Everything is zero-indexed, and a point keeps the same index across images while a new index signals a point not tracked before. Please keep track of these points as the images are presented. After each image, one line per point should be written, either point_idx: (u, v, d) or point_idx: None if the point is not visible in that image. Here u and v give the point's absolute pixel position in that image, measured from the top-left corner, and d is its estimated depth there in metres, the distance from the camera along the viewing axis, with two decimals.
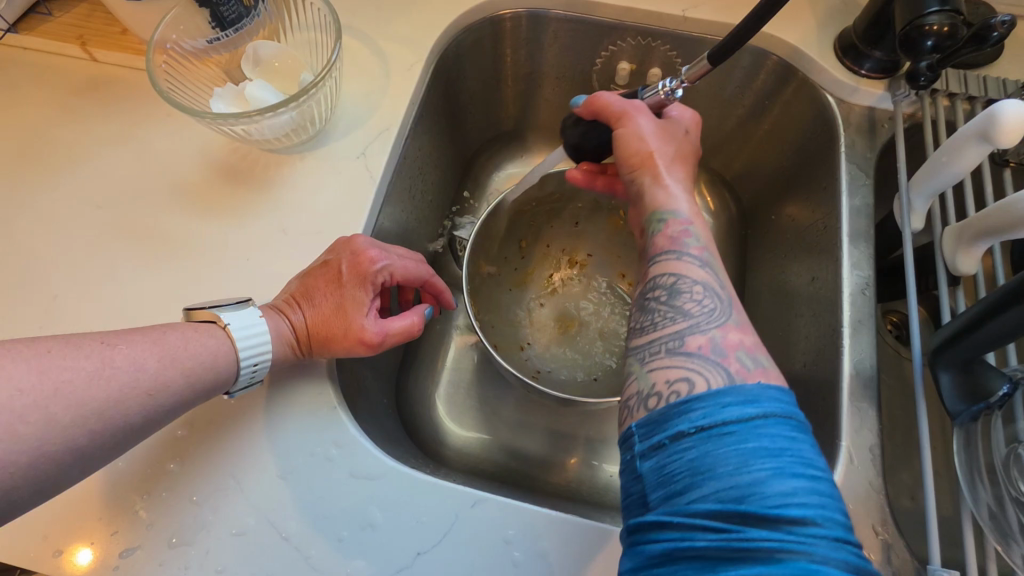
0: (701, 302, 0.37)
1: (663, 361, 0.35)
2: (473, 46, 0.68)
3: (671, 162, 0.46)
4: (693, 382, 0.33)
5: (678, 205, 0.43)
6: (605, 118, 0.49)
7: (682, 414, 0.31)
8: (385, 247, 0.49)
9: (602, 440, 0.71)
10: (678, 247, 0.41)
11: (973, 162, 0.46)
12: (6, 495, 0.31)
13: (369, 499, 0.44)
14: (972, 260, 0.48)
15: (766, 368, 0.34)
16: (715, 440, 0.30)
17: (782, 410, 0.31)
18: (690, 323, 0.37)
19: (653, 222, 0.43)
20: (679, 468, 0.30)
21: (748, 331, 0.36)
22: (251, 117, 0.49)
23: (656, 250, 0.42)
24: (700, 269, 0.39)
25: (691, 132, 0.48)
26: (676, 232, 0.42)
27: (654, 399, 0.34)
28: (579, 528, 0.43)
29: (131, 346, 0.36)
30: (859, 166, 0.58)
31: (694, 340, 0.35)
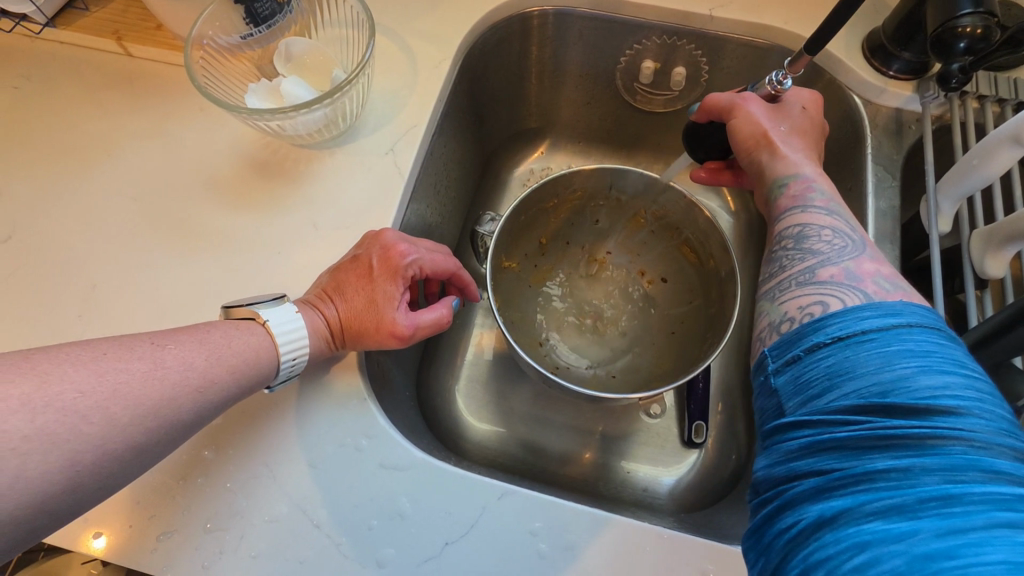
0: (830, 242, 0.43)
1: (795, 292, 0.42)
2: (500, 43, 0.68)
3: (787, 137, 0.51)
4: (826, 303, 0.39)
5: (801, 167, 0.49)
6: (716, 113, 0.54)
7: (816, 330, 0.37)
8: (413, 241, 0.50)
9: (620, 437, 0.71)
10: (802, 203, 0.47)
11: (1004, 166, 0.46)
12: (74, 495, 0.31)
13: (399, 489, 0.45)
14: (1001, 264, 0.48)
15: (902, 289, 0.39)
16: (854, 348, 0.34)
17: (925, 321, 0.34)
18: (819, 259, 0.43)
19: (775, 187, 0.49)
20: (816, 375, 0.34)
21: (881, 262, 0.41)
22: (286, 113, 0.50)
23: (781, 208, 0.48)
24: (827, 217, 0.45)
25: (808, 109, 0.52)
26: (799, 190, 0.48)
27: (789, 322, 0.40)
28: (604, 522, 0.44)
29: (178, 346, 0.37)
30: (885, 168, 0.58)
31: (826, 271, 0.41)
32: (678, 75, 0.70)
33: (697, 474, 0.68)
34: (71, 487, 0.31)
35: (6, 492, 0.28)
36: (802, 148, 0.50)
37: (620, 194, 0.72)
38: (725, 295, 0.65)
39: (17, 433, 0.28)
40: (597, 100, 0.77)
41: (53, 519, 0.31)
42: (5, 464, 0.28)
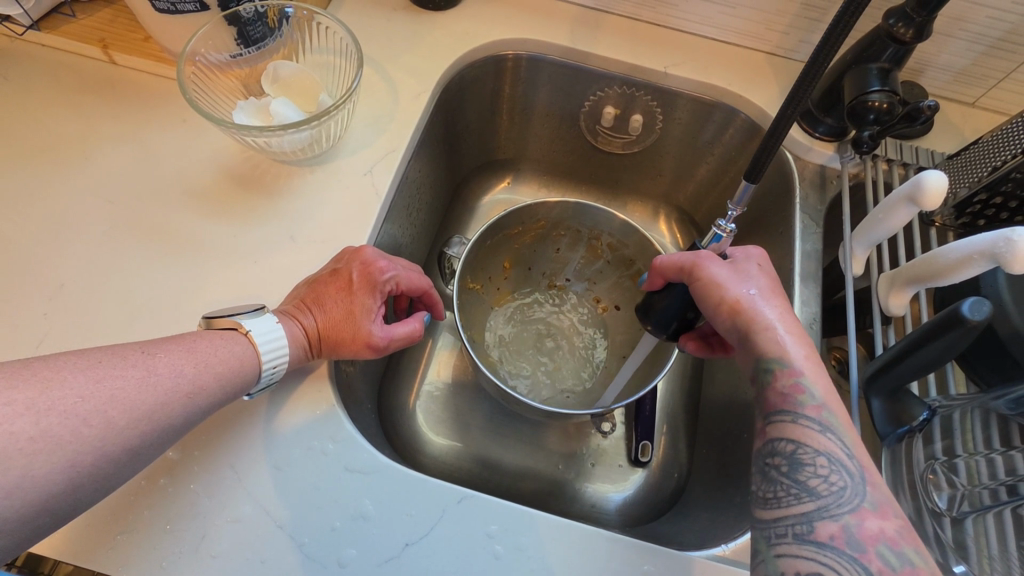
0: (830, 480, 0.39)
1: (792, 548, 0.38)
2: (475, 80, 0.74)
3: (761, 300, 0.46)
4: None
5: (784, 349, 0.44)
6: (674, 278, 0.51)
7: None
8: (391, 258, 0.53)
9: (570, 454, 0.75)
10: (791, 407, 0.42)
11: (903, 222, 0.54)
12: (74, 494, 0.33)
13: (364, 492, 0.47)
14: (902, 303, 0.56)
15: (911, 565, 0.35)
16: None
17: None
18: (818, 504, 0.38)
19: (759, 372, 0.44)
20: None
21: (887, 516, 0.37)
22: (273, 132, 0.53)
23: (769, 407, 0.43)
24: (822, 436, 0.41)
25: (765, 265, 0.49)
26: (786, 386, 0.43)
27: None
28: (555, 525, 0.47)
29: (169, 355, 0.40)
30: (811, 217, 0.66)
31: (826, 528, 0.37)
32: (636, 122, 0.78)
33: (642, 492, 0.72)
34: (71, 487, 0.33)
35: (12, 491, 0.30)
36: (780, 313, 0.46)
37: (579, 226, 0.77)
38: None
39: (24, 434, 0.31)
40: (562, 138, 0.83)
41: (56, 519, 0.33)
42: (13, 464, 0.30)
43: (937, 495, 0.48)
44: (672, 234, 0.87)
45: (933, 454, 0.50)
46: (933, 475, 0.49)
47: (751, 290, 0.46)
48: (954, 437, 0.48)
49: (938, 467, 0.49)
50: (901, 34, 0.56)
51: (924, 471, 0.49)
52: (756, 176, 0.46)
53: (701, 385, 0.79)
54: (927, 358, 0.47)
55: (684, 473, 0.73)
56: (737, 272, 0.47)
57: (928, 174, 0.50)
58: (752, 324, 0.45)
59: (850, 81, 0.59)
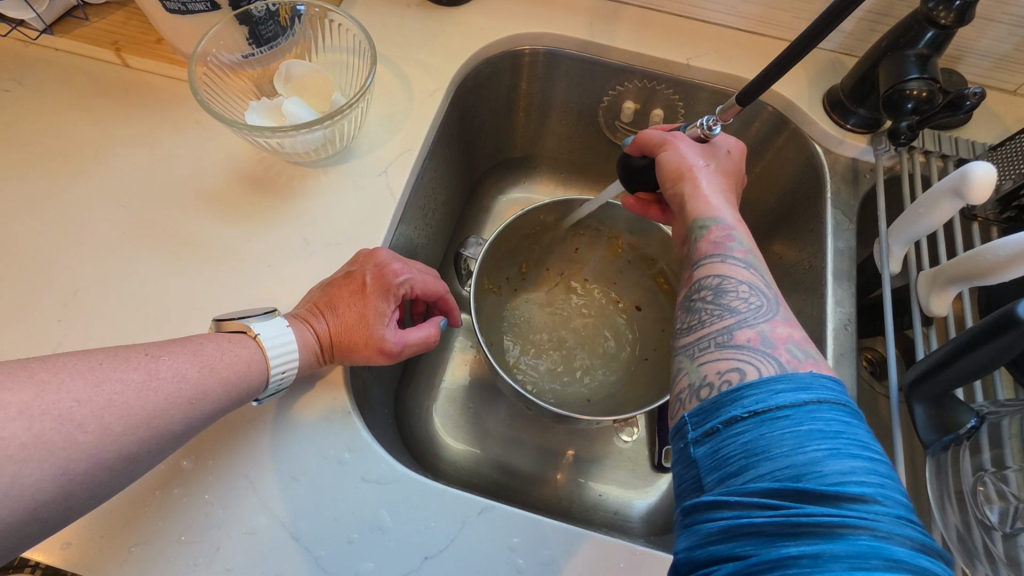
0: (748, 299, 0.40)
1: (714, 355, 0.38)
2: (491, 76, 0.72)
3: (710, 173, 0.49)
4: (744, 371, 0.36)
5: (718, 210, 0.47)
6: (646, 150, 0.53)
7: (734, 400, 0.34)
8: (406, 261, 0.52)
9: (591, 459, 0.73)
10: (721, 250, 0.44)
11: (945, 217, 0.51)
12: (65, 503, 0.32)
13: (381, 502, 0.45)
14: (945, 302, 0.53)
15: (815, 359, 0.37)
16: (769, 424, 0.32)
17: (835, 395, 0.33)
18: (738, 318, 0.39)
19: (694, 229, 0.46)
20: (734, 451, 0.32)
21: (797, 326, 0.39)
22: (286, 132, 0.51)
23: (699, 254, 0.45)
24: (745, 270, 0.42)
25: (733, 155, 0.52)
26: (719, 237, 0.45)
27: (706, 389, 0.37)
28: (579, 537, 0.45)
29: (173, 358, 0.38)
30: (843, 213, 0.63)
31: (744, 334, 0.38)
32: (657, 116, 0.75)
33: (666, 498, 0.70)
34: (62, 494, 0.32)
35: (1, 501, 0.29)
36: (722, 189, 0.49)
37: (599, 225, 0.75)
38: None
39: (14, 440, 0.29)
40: (580, 135, 0.81)
41: (46, 526, 0.32)
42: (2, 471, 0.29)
43: (987, 508, 0.44)
44: None
45: (981, 465, 0.46)
46: (983, 487, 0.45)
47: (708, 165, 0.50)
48: (1004, 447, 0.45)
49: (987, 479, 0.45)
50: (941, 19, 0.52)
51: (973, 483, 0.46)
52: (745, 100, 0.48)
53: None
54: (977, 362, 0.44)
55: None
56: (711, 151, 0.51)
57: (975, 165, 0.47)
58: (695, 187, 0.48)
59: (885, 70, 0.57)
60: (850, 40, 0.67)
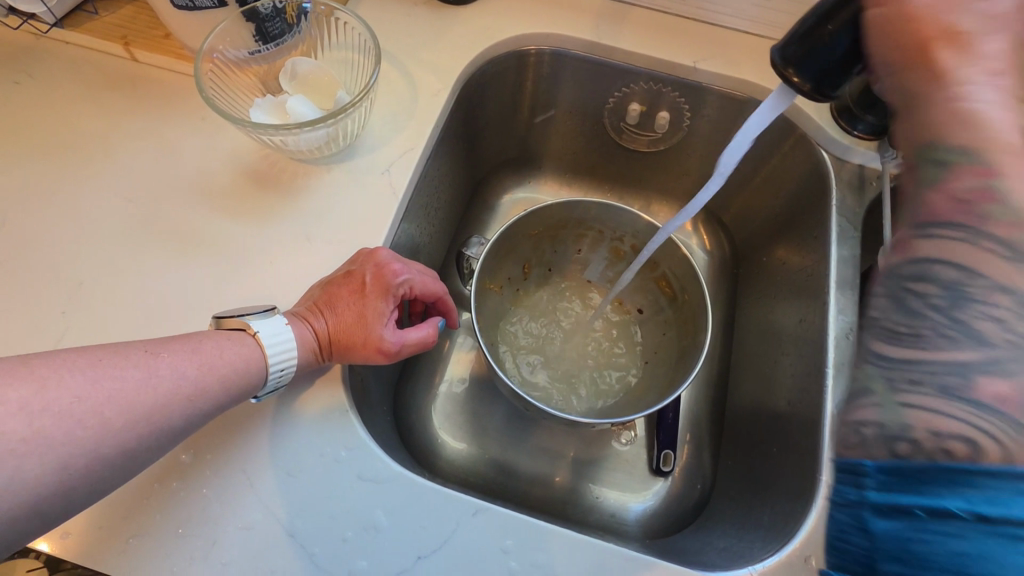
0: (1015, 327, 0.25)
1: (926, 398, 0.26)
2: (497, 76, 0.72)
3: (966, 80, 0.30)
4: (976, 445, 0.25)
5: (993, 132, 0.28)
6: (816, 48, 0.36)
7: (953, 486, 0.25)
8: (405, 262, 0.52)
9: (590, 461, 0.73)
10: (969, 218, 0.27)
11: None
12: (64, 497, 0.32)
13: (376, 501, 0.46)
14: None
15: None
16: (999, 541, 0.24)
17: None
18: (982, 354, 0.26)
19: (925, 164, 0.29)
20: (938, 556, 0.26)
21: None
22: (289, 130, 0.52)
23: (928, 212, 0.28)
24: (1014, 267, 0.26)
25: None
26: (969, 189, 0.27)
27: (906, 445, 0.26)
28: (572, 542, 0.45)
29: (172, 355, 0.39)
30: (848, 221, 0.63)
31: (994, 386, 0.25)
32: (663, 118, 0.75)
33: (663, 502, 0.70)
34: (64, 489, 0.32)
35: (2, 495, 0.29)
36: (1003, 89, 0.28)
37: (602, 227, 0.75)
38: (697, 330, 0.68)
39: (15, 435, 0.30)
40: (585, 136, 0.80)
41: (46, 520, 0.32)
42: (2, 465, 0.29)
43: None
44: (698, 235, 0.85)
45: None
46: None
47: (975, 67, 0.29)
48: None
49: None
50: None
51: None
52: None
53: (727, 393, 0.75)
54: None
55: (709, 483, 0.70)
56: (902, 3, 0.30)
57: None
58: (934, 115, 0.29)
59: None
60: None
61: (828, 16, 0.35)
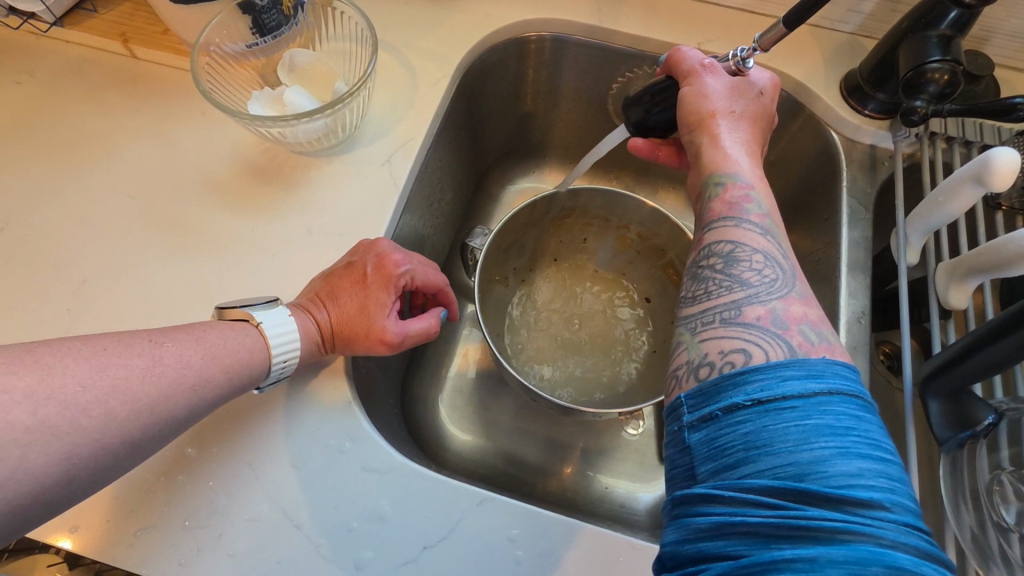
0: (763, 272, 0.38)
1: (717, 331, 0.36)
2: (497, 64, 0.71)
3: (735, 121, 0.46)
4: (749, 353, 0.34)
5: (738, 165, 0.44)
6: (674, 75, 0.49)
7: (737, 385, 0.33)
8: (407, 253, 0.52)
9: (599, 452, 0.72)
10: (737, 213, 0.41)
11: (966, 204, 0.49)
12: (68, 486, 0.32)
13: (381, 492, 0.46)
14: (963, 295, 0.51)
15: (829, 343, 0.35)
16: (773, 414, 0.30)
17: (848, 387, 0.32)
18: (749, 293, 0.37)
19: (709, 186, 0.44)
20: (732, 442, 0.31)
21: (813, 304, 0.37)
22: (287, 121, 0.51)
23: (712, 213, 0.42)
24: (761, 237, 0.40)
25: (766, 95, 0.47)
26: (735, 197, 0.42)
27: (706, 369, 0.35)
28: (578, 531, 0.45)
29: (176, 344, 0.39)
30: (859, 202, 0.61)
31: (754, 311, 0.36)
32: None
33: None
34: (66, 478, 0.32)
35: (5, 484, 0.29)
36: (741, 139, 0.45)
37: (607, 216, 0.74)
38: None
39: (20, 424, 0.29)
40: (589, 124, 0.79)
41: (46, 509, 0.32)
42: (6, 455, 0.29)
43: (1003, 509, 0.43)
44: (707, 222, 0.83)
45: (999, 464, 0.44)
46: (999, 486, 0.44)
47: (734, 111, 0.46)
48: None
49: (1003, 478, 0.44)
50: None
51: (989, 481, 0.44)
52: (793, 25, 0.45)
53: None
54: (989, 359, 0.42)
55: None
56: (701, 87, 0.47)
57: (997, 151, 0.45)
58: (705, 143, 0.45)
59: (906, 52, 0.54)
60: (870, 22, 0.65)
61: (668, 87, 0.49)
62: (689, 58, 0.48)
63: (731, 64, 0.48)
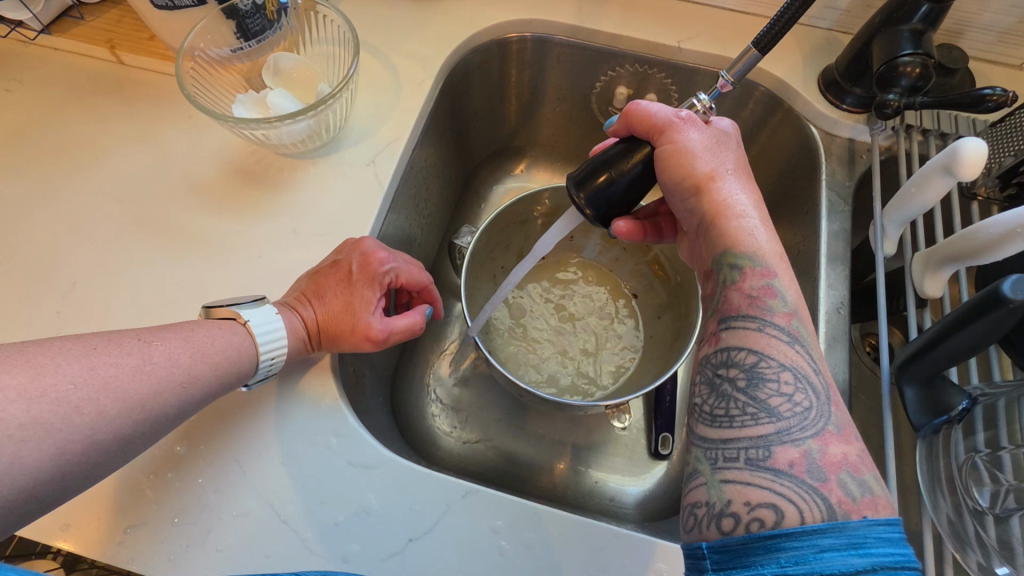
0: (794, 400, 0.37)
1: (744, 474, 0.35)
2: (481, 65, 0.72)
3: (735, 177, 0.46)
4: (780, 511, 0.33)
5: (757, 246, 0.43)
6: (645, 132, 0.46)
7: (769, 551, 0.31)
8: (391, 251, 0.52)
9: (589, 447, 0.73)
10: (760, 313, 0.41)
11: (939, 194, 0.50)
12: (61, 482, 0.33)
13: (367, 486, 0.46)
14: (938, 284, 0.52)
15: (872, 495, 0.33)
16: None
17: (893, 558, 0.30)
18: (779, 428, 0.36)
19: (727, 268, 0.43)
20: None
21: (850, 440, 0.36)
22: (271, 123, 0.52)
23: (733, 311, 0.42)
24: (788, 349, 0.39)
25: (738, 144, 0.49)
26: (757, 293, 0.41)
27: (730, 521, 0.34)
28: (562, 521, 0.45)
29: (165, 344, 0.39)
30: (837, 195, 0.62)
31: (786, 454, 0.35)
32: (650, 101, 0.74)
33: (661, 484, 0.70)
34: (60, 474, 0.32)
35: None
36: (749, 198, 0.45)
37: None
38: (689, 312, 0.68)
39: (14, 421, 0.30)
40: (574, 123, 0.80)
41: (42, 504, 0.33)
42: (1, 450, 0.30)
43: (978, 492, 0.43)
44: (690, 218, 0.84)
45: (975, 446, 0.45)
46: (974, 470, 0.44)
47: (731, 173, 0.46)
48: (999, 428, 0.44)
49: (977, 460, 0.44)
50: None
51: (964, 464, 0.45)
52: (764, 48, 0.47)
53: None
54: (963, 345, 0.44)
55: None
56: (686, 145, 0.45)
57: (965, 141, 0.46)
58: (710, 210, 0.45)
59: (879, 46, 0.55)
60: (846, 18, 0.67)
61: (629, 150, 0.47)
62: (657, 113, 0.46)
63: (699, 109, 0.48)
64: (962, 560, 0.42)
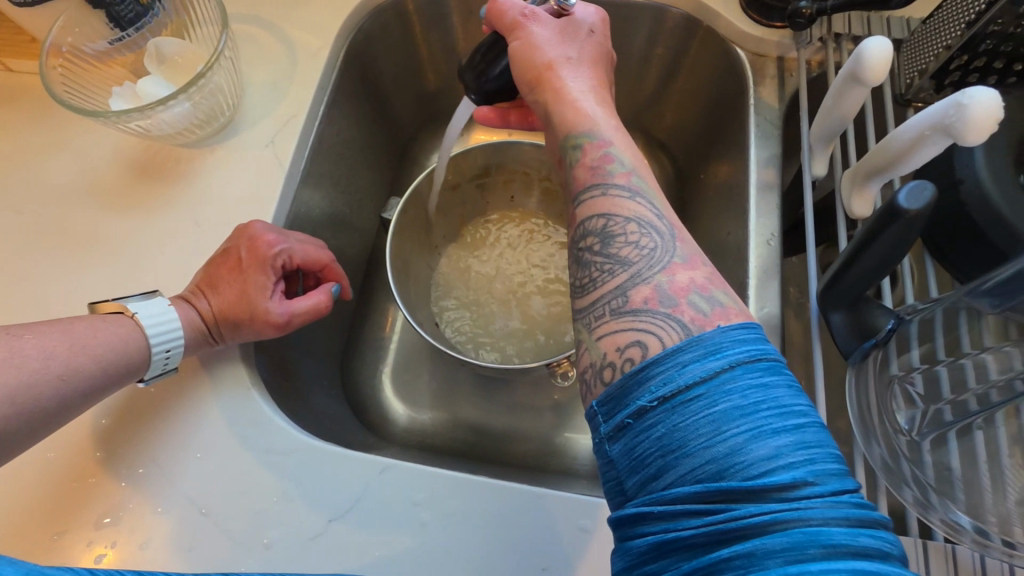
0: (641, 245, 0.35)
1: (611, 325, 0.34)
2: (389, 27, 0.69)
3: (577, 63, 0.43)
4: (645, 344, 0.32)
5: (595, 121, 0.41)
6: (501, 30, 0.45)
7: (640, 384, 0.30)
8: (283, 232, 0.51)
9: (546, 407, 0.72)
10: (601, 179, 0.38)
11: (857, 103, 0.46)
12: None
13: (285, 471, 0.46)
14: (866, 203, 0.48)
15: (722, 306, 0.32)
16: (681, 410, 0.29)
17: (747, 353, 0.30)
18: (631, 273, 0.35)
19: (569, 151, 0.41)
20: (649, 449, 0.29)
21: (697, 266, 0.35)
22: (144, 112, 0.50)
23: (580, 187, 0.39)
24: (630, 202, 0.37)
25: (598, 32, 0.45)
26: (596, 159, 0.39)
27: (609, 370, 0.32)
28: (479, 490, 0.45)
29: (38, 336, 0.38)
30: (766, 118, 0.59)
31: (640, 293, 0.34)
32: None
33: None
34: None
35: None
36: (590, 84, 0.43)
37: (526, 169, 0.74)
38: None
39: None
40: None
41: None
42: None
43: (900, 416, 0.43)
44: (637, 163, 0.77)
45: (909, 364, 0.44)
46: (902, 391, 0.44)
47: (572, 56, 0.43)
48: (936, 339, 0.43)
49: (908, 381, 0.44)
50: None
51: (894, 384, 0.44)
52: None
53: None
54: (876, 263, 0.41)
55: None
56: (530, 38, 0.43)
57: (870, 42, 0.42)
58: (549, 96, 0.42)
59: None
60: None
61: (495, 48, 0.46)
62: (508, 11, 0.44)
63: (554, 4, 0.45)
64: (898, 496, 0.41)
